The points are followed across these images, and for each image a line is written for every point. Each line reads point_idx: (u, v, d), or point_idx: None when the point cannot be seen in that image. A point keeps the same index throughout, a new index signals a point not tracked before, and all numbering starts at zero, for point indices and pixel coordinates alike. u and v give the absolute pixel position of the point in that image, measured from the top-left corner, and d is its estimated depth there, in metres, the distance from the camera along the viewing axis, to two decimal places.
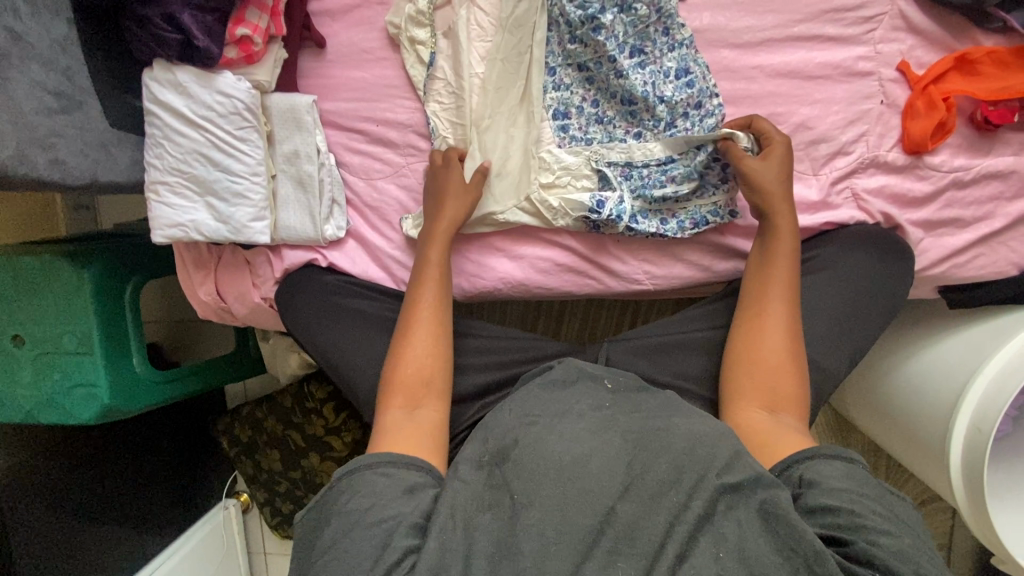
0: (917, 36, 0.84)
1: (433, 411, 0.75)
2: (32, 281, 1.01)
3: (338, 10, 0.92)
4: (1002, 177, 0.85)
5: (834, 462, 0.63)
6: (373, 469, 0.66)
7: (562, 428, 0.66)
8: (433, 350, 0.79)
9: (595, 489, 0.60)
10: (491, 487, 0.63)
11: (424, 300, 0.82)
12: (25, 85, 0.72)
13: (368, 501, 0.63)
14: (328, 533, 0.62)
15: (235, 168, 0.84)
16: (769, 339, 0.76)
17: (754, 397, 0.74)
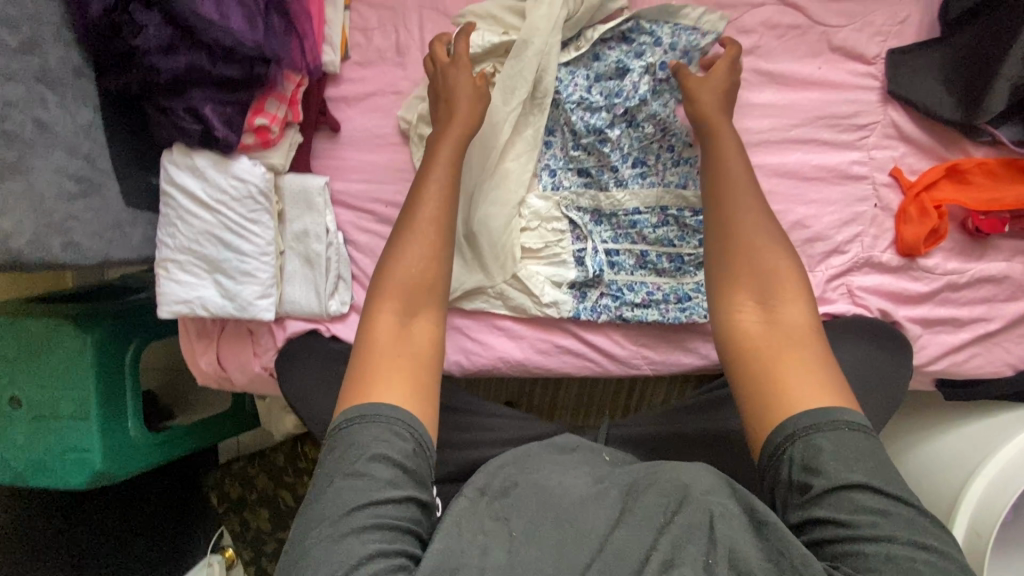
0: (910, 144, 0.86)
1: (427, 324, 0.70)
2: (34, 343, 1.01)
3: (353, 97, 0.95)
4: (995, 281, 0.87)
5: (826, 432, 0.58)
6: (391, 425, 0.61)
7: (559, 475, 0.67)
8: (423, 259, 0.72)
9: (591, 526, 0.60)
10: (493, 515, 0.62)
11: (427, 199, 0.75)
12: (47, 172, 0.74)
13: (362, 490, 0.58)
14: (318, 527, 0.57)
15: (245, 249, 0.86)
16: (760, 247, 0.71)
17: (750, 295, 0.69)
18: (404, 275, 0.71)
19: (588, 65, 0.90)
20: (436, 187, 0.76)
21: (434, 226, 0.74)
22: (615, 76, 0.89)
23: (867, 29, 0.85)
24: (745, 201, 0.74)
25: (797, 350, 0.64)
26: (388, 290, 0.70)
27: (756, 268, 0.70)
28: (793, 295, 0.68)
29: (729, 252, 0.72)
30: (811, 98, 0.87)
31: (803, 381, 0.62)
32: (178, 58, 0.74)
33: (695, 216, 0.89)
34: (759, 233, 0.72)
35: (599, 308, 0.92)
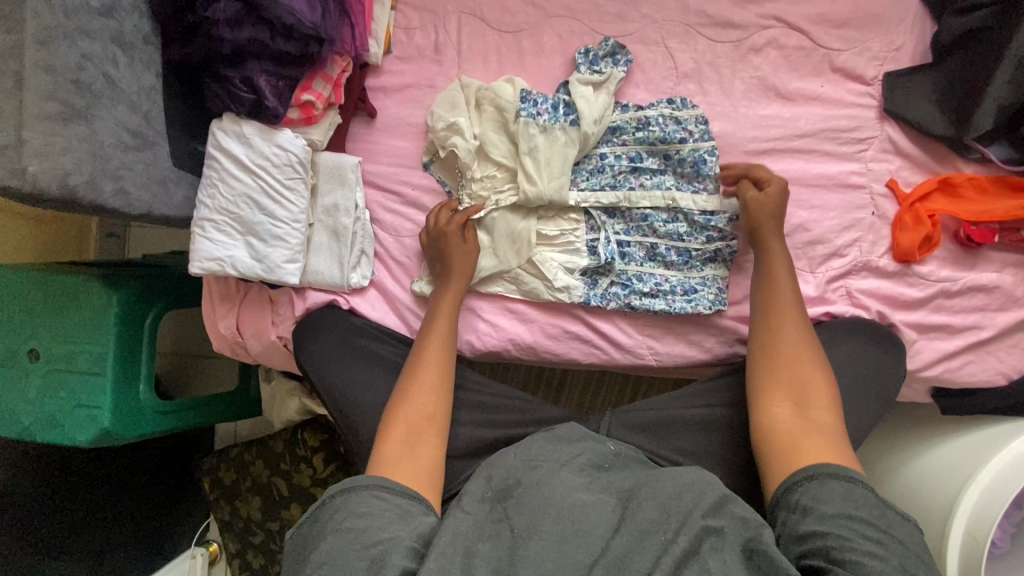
0: (905, 159, 0.93)
1: (430, 450, 0.77)
2: (62, 298, 1.05)
3: (391, 88, 1.02)
4: (987, 291, 0.91)
5: (829, 483, 0.65)
6: (371, 490, 0.68)
7: (563, 476, 0.69)
8: (436, 385, 0.84)
9: (589, 530, 0.62)
10: (492, 521, 0.65)
11: (435, 340, 0.88)
12: (109, 123, 0.80)
13: (363, 518, 0.65)
14: (322, 550, 0.63)
15: (279, 214, 0.91)
16: (791, 346, 0.80)
17: (783, 389, 0.77)
18: (414, 413, 0.80)
19: (609, 132, 0.96)
20: (440, 332, 0.89)
21: (443, 348, 0.88)
22: (635, 148, 0.95)
23: (866, 54, 0.93)
24: (788, 314, 0.83)
25: (825, 438, 0.71)
26: (403, 408, 0.81)
27: (792, 371, 0.78)
28: (825, 395, 0.75)
29: (770, 358, 0.81)
30: (815, 112, 0.94)
31: (825, 456, 0.68)
32: (242, 31, 0.82)
33: (704, 214, 0.94)
34: (800, 346, 0.80)
35: (608, 296, 0.97)
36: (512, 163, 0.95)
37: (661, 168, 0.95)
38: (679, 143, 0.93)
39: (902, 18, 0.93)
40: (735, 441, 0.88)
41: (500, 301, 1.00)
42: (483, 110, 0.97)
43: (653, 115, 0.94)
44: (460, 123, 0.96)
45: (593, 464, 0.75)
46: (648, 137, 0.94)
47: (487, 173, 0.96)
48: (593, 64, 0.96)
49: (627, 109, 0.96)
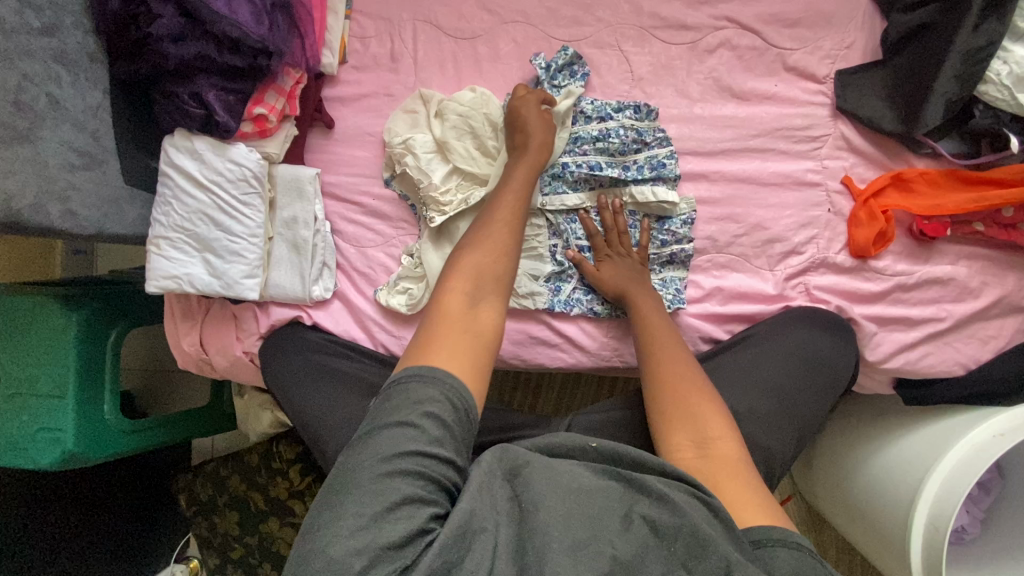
0: (859, 156, 0.94)
1: (491, 315, 0.70)
2: (20, 320, 1.03)
3: (348, 98, 1.02)
4: (942, 283, 0.93)
5: (781, 551, 0.59)
6: (436, 398, 0.61)
7: (568, 463, 0.63)
8: (498, 262, 0.74)
9: (599, 519, 0.57)
10: (508, 499, 0.59)
11: (491, 243, 0.76)
12: (54, 143, 0.78)
13: (420, 439, 0.58)
14: (371, 458, 0.57)
15: (235, 229, 0.90)
16: (678, 362, 0.81)
17: (684, 429, 0.74)
18: (480, 263, 0.73)
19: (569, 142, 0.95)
20: (512, 200, 0.81)
21: (508, 227, 0.78)
22: (595, 157, 0.93)
23: (817, 53, 0.94)
24: (666, 340, 0.84)
25: (739, 476, 0.68)
26: (472, 258, 0.74)
27: (684, 408, 0.76)
28: (720, 423, 0.73)
29: (663, 391, 0.79)
30: (769, 111, 0.95)
31: (752, 509, 0.64)
32: (187, 46, 0.82)
33: (659, 221, 0.95)
34: (686, 375, 0.80)
35: (572, 301, 0.98)
36: (474, 172, 0.95)
37: (623, 173, 0.93)
38: (634, 153, 0.94)
39: (852, 16, 0.94)
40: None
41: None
42: (442, 121, 0.96)
43: (612, 127, 0.93)
44: (419, 137, 0.96)
45: None
46: (607, 148, 0.93)
47: (448, 184, 0.96)
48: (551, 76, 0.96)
49: (590, 120, 0.94)
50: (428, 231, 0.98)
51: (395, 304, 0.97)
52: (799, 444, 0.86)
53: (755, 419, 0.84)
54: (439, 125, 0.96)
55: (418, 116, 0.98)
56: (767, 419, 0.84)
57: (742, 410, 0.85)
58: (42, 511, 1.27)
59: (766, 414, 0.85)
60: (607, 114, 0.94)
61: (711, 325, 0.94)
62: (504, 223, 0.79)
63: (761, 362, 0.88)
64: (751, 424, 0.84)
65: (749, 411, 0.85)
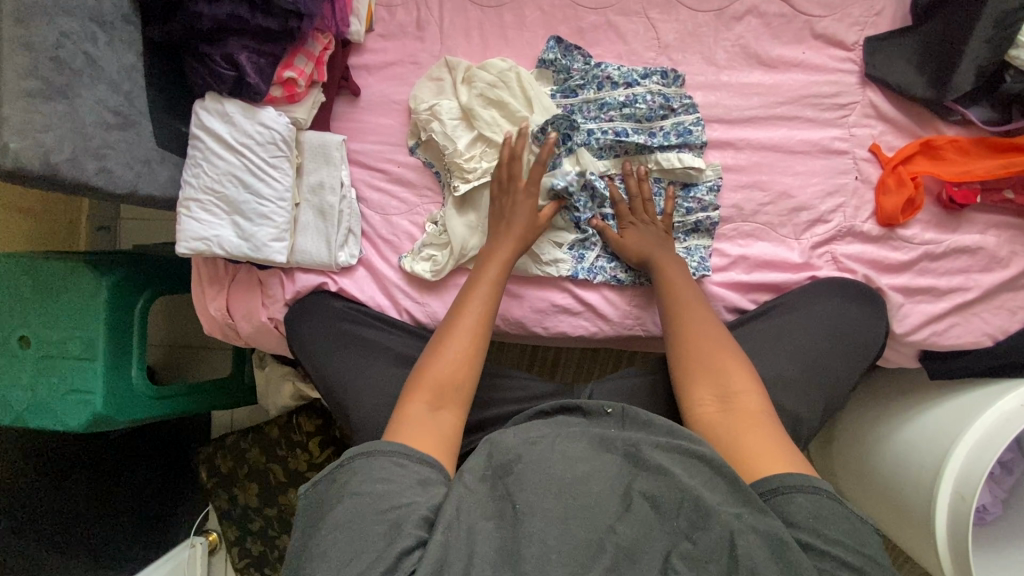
0: (887, 123, 0.93)
1: (450, 416, 0.75)
2: (50, 284, 1.05)
3: (375, 66, 1.03)
4: (970, 252, 0.92)
5: (798, 499, 0.61)
6: (392, 457, 0.66)
7: (563, 447, 0.66)
8: (468, 349, 0.80)
9: (594, 504, 0.60)
10: (496, 497, 0.64)
11: (471, 309, 0.83)
12: (90, 101, 0.80)
13: (380, 486, 0.63)
14: (336, 511, 0.62)
15: (263, 192, 0.91)
16: (699, 320, 0.83)
17: (706, 384, 0.76)
18: (443, 375, 0.77)
19: (594, 108, 0.95)
20: (474, 319, 0.83)
21: (478, 324, 0.82)
22: (621, 124, 0.94)
23: (846, 20, 0.93)
24: (687, 299, 0.86)
25: (767, 432, 0.69)
26: (436, 365, 0.78)
27: (710, 364, 0.78)
28: (743, 383, 0.75)
29: (683, 349, 0.81)
30: (797, 79, 0.94)
31: (775, 462, 0.66)
32: (222, 6, 0.83)
33: (684, 188, 0.95)
34: (711, 333, 0.81)
35: (595, 269, 0.98)
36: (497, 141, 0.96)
37: (648, 139, 0.94)
38: (659, 119, 0.94)
39: None
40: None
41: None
42: (468, 89, 0.97)
43: (637, 93, 0.94)
44: (445, 103, 0.97)
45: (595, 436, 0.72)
46: (633, 115, 0.93)
47: (473, 151, 0.96)
48: (565, 56, 0.97)
49: (616, 87, 0.95)
50: (451, 199, 0.98)
51: (419, 270, 0.98)
52: (825, 409, 0.86)
53: (781, 382, 0.84)
54: (465, 92, 0.97)
55: (443, 83, 0.99)
56: (793, 383, 0.84)
57: (768, 374, 0.85)
58: (66, 479, 1.29)
59: (791, 378, 0.84)
60: (631, 81, 0.95)
61: (736, 294, 0.94)
62: (479, 295, 0.85)
63: (786, 329, 0.88)
64: (776, 386, 0.84)
65: (774, 374, 0.85)
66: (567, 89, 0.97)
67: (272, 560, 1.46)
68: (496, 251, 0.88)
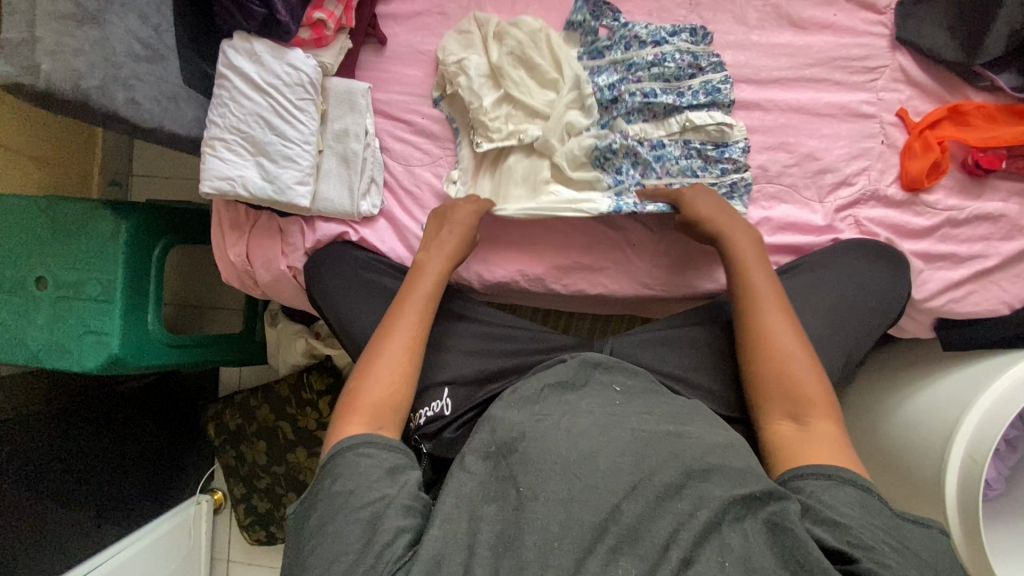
0: (916, 88, 0.93)
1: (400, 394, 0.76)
2: (69, 226, 1.04)
3: (402, 16, 1.03)
4: (992, 220, 0.92)
5: (848, 489, 0.63)
6: (356, 449, 0.69)
7: (568, 424, 0.66)
8: (412, 337, 0.81)
9: (600, 484, 0.60)
10: (497, 479, 0.64)
11: (409, 308, 0.83)
12: (121, 30, 0.79)
13: (353, 482, 0.66)
14: (316, 517, 0.65)
15: (289, 134, 0.90)
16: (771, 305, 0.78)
17: (785, 380, 0.73)
18: (377, 387, 0.75)
19: (620, 67, 0.94)
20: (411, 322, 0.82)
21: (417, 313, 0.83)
22: (650, 84, 0.93)
23: None
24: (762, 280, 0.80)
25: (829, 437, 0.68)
26: (377, 371, 0.77)
27: (792, 385, 0.73)
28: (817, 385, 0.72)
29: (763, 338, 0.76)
30: (826, 40, 0.94)
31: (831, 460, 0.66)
32: None
33: (716, 150, 0.94)
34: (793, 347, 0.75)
35: None
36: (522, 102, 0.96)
37: (677, 96, 0.93)
38: (688, 79, 0.93)
39: None
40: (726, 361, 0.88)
41: (507, 218, 1.02)
42: (491, 47, 0.97)
43: (663, 52, 0.93)
44: (473, 58, 0.96)
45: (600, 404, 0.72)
46: (660, 74, 0.93)
47: (500, 112, 0.96)
48: (594, 15, 0.96)
49: (644, 45, 0.94)
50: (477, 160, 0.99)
51: None
52: (846, 364, 0.86)
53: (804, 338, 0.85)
54: (488, 50, 0.97)
55: (468, 40, 0.99)
56: (816, 338, 0.85)
57: None
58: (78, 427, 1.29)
59: (815, 334, 0.85)
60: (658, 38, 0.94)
61: None
62: (417, 295, 0.85)
63: (811, 287, 0.88)
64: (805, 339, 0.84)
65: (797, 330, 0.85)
66: (595, 49, 0.96)
67: (278, 518, 1.47)
68: (426, 261, 0.88)
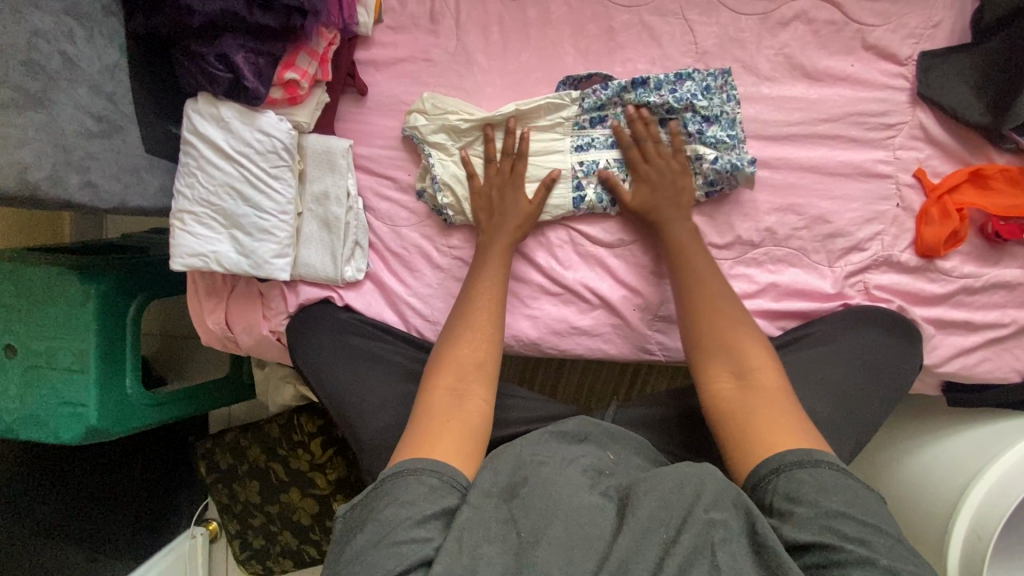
0: (936, 147, 0.87)
1: (479, 399, 0.71)
2: (35, 291, 0.98)
3: (384, 62, 0.95)
4: (1009, 287, 0.88)
5: (801, 474, 0.59)
6: (416, 475, 0.61)
7: (570, 474, 0.64)
8: (485, 330, 0.78)
9: (595, 531, 0.58)
10: (499, 520, 0.59)
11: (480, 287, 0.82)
12: (70, 107, 0.71)
13: (402, 512, 0.59)
14: (355, 544, 0.59)
15: (264, 204, 0.84)
16: (718, 289, 0.79)
17: (722, 359, 0.73)
18: (460, 357, 0.74)
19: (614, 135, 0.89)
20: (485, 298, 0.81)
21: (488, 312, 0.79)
22: (643, 125, 0.87)
23: (901, 31, 0.86)
24: (706, 266, 0.81)
25: (775, 408, 0.66)
26: (451, 360, 0.74)
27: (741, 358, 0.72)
28: (763, 361, 0.71)
29: (709, 314, 0.77)
30: (842, 94, 0.88)
31: (781, 435, 0.63)
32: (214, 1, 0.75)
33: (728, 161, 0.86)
34: (728, 323, 0.75)
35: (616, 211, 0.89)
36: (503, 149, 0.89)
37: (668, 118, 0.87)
38: (685, 139, 0.86)
39: None
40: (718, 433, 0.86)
41: None
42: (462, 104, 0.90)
43: (656, 120, 0.88)
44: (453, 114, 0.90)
45: (592, 470, 0.68)
46: (651, 142, 0.88)
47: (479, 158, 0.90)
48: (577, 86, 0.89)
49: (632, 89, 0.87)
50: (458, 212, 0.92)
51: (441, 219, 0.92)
52: (855, 448, 0.82)
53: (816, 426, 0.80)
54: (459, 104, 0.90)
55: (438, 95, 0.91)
56: (825, 424, 0.81)
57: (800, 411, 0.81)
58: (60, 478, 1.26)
59: (824, 419, 0.81)
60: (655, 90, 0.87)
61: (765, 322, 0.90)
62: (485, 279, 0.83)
63: (820, 363, 0.84)
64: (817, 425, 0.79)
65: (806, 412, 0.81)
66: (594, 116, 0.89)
67: (274, 554, 1.46)
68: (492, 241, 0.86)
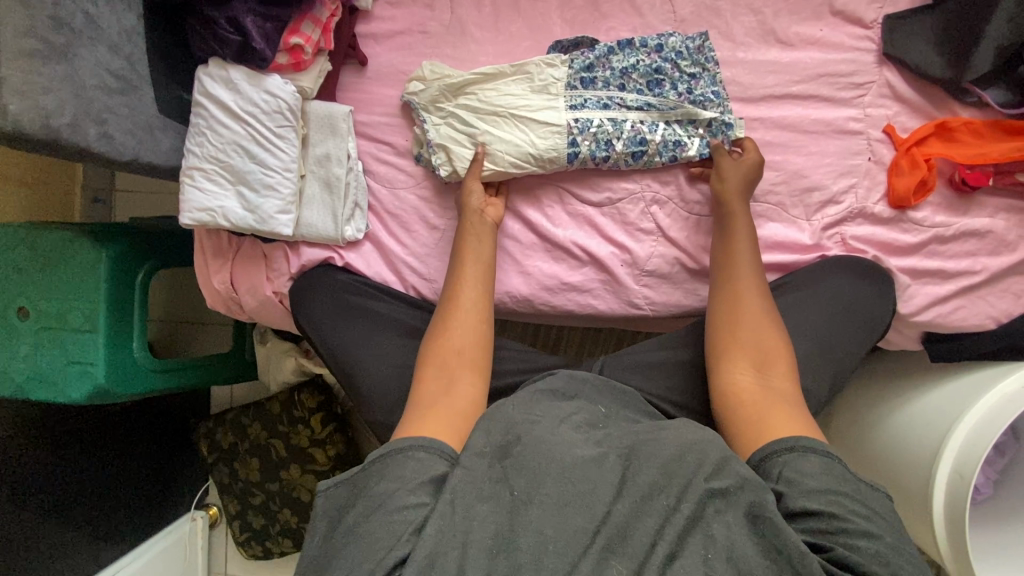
0: (903, 104, 0.93)
1: (466, 397, 0.71)
2: (49, 255, 1.03)
3: (382, 35, 1.01)
4: (979, 236, 0.92)
5: (812, 458, 0.60)
6: (405, 450, 0.62)
7: (561, 432, 0.64)
8: (469, 336, 0.79)
9: (590, 490, 0.58)
10: (490, 480, 0.59)
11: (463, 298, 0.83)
12: (91, 63, 0.77)
13: (389, 490, 0.59)
14: (344, 525, 0.59)
15: (269, 162, 0.89)
16: (750, 290, 0.81)
17: (744, 355, 0.75)
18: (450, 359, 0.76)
19: (605, 96, 0.93)
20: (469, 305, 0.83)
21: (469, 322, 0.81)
22: (632, 83, 0.93)
23: None
24: (746, 271, 0.83)
25: (791, 404, 0.68)
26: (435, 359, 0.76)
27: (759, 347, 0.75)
28: (784, 365, 0.73)
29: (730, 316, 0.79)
30: (813, 56, 0.93)
31: (788, 420, 0.65)
32: None
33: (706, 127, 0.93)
34: (763, 328, 0.77)
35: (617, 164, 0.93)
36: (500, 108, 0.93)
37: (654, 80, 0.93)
38: (674, 99, 0.92)
39: None
40: (701, 377, 0.89)
41: None
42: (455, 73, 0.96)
43: (644, 82, 0.93)
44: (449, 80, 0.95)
45: (589, 421, 0.70)
46: (643, 102, 0.92)
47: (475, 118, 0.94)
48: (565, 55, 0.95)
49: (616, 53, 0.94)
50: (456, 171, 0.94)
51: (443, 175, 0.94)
52: (833, 386, 0.86)
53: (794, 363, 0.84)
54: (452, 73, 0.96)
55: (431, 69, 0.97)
56: (802, 361, 0.84)
57: None
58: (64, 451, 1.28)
59: (801, 357, 0.84)
60: (638, 53, 0.94)
61: None
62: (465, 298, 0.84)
63: (798, 307, 0.88)
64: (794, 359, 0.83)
65: None
66: (585, 76, 0.94)
67: (273, 534, 1.47)
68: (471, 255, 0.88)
